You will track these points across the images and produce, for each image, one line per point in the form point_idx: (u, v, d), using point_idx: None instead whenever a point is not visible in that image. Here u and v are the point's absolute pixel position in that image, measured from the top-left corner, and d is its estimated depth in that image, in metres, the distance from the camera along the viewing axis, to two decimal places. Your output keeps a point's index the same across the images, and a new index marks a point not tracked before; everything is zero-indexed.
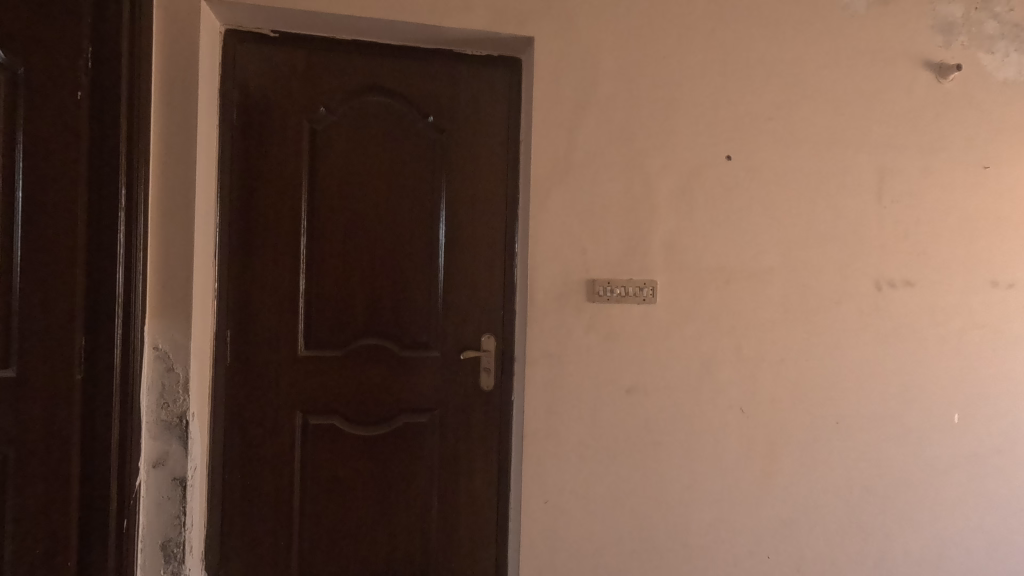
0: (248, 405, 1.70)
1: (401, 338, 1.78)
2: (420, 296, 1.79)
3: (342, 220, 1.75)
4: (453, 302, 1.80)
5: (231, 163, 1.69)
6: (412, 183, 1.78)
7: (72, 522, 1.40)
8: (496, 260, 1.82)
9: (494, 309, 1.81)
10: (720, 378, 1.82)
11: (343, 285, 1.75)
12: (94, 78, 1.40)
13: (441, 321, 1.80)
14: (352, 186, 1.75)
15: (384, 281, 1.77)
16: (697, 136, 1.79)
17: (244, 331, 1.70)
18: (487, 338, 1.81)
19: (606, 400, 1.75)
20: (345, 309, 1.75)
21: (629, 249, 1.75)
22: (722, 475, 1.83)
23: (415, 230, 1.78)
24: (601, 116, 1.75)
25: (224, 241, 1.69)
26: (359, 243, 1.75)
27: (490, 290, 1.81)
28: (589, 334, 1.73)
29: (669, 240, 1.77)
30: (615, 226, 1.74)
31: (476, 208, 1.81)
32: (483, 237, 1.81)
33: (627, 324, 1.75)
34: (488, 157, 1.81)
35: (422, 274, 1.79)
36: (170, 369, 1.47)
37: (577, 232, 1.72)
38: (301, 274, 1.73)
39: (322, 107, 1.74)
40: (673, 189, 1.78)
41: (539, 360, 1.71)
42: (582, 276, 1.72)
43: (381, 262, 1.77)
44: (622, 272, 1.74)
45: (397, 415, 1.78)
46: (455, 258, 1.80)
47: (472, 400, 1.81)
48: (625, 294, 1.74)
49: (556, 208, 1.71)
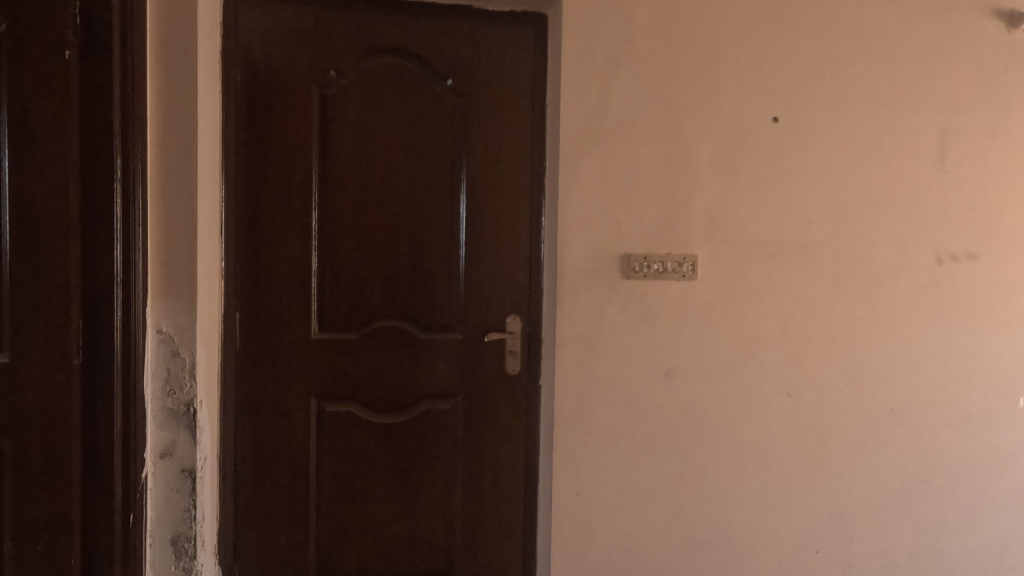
0: (261, 391, 1.60)
1: (421, 320, 1.66)
2: (441, 276, 1.66)
3: (356, 194, 1.62)
4: (477, 281, 1.67)
5: (237, 131, 1.57)
6: (430, 152, 1.65)
7: (76, 517, 1.31)
8: (522, 235, 1.68)
9: (520, 289, 1.69)
10: (766, 360, 1.68)
11: (358, 264, 1.63)
12: (85, 37, 1.27)
13: (463, 301, 1.67)
14: (367, 157, 1.62)
15: (402, 259, 1.65)
16: (742, 96, 1.63)
17: (255, 313, 1.59)
18: (513, 319, 1.68)
19: (642, 385, 1.62)
20: (361, 290, 1.64)
21: (667, 220, 1.60)
22: (767, 465, 1.70)
23: (434, 204, 1.65)
24: (637, 75, 1.59)
25: (231, 216, 1.58)
26: (375, 218, 1.63)
27: (515, 267, 1.68)
28: (624, 314, 1.59)
29: (711, 211, 1.63)
30: (653, 196, 1.60)
31: (500, 180, 1.67)
32: (508, 210, 1.68)
33: (666, 303, 1.61)
34: (512, 123, 1.67)
35: (442, 251, 1.66)
36: (176, 353, 1.39)
37: (612, 203, 1.58)
38: (314, 252, 1.62)
39: (332, 70, 1.60)
40: (715, 155, 1.62)
41: (570, 342, 1.58)
42: (617, 251, 1.58)
43: (398, 239, 1.64)
44: (659, 246, 1.60)
45: (417, 402, 1.67)
46: (478, 233, 1.67)
47: (498, 386, 1.69)
48: (663, 270, 1.60)
49: (588, 178, 1.57)
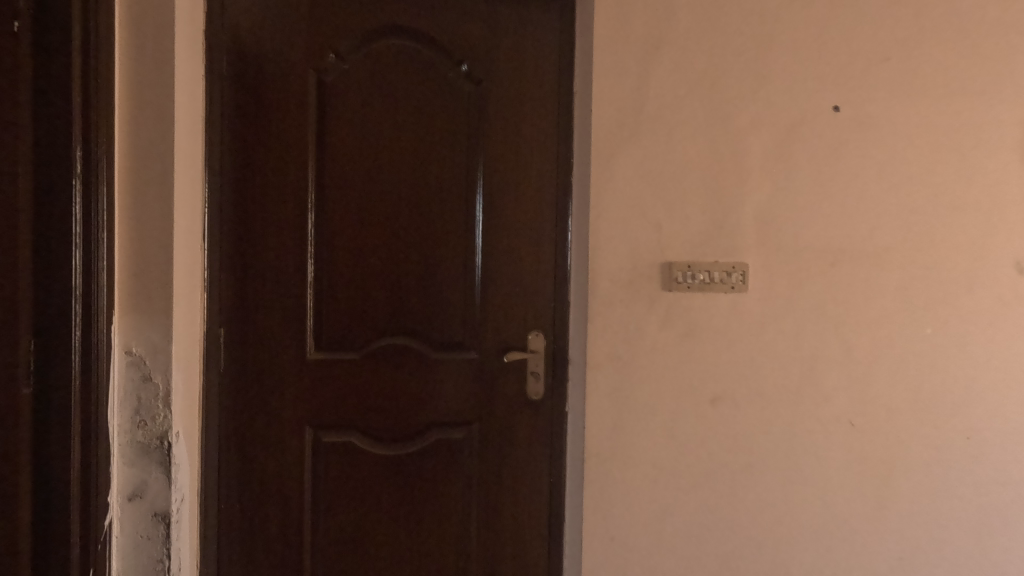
0: (249, 418, 1.41)
1: (432, 337, 1.46)
2: (454, 287, 1.46)
3: (358, 194, 1.43)
4: (495, 293, 1.47)
5: (223, 123, 1.38)
6: (442, 147, 1.45)
7: None
8: (546, 241, 1.48)
9: (544, 301, 1.48)
10: (826, 384, 1.46)
11: (360, 274, 1.43)
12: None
13: (479, 316, 1.47)
14: (370, 153, 1.43)
15: (410, 268, 1.45)
16: (797, 82, 1.43)
17: (243, 330, 1.40)
18: (535, 336, 1.48)
19: (685, 413, 1.41)
20: (363, 303, 1.44)
21: (713, 224, 1.40)
22: (826, 504, 1.48)
23: (447, 205, 1.46)
24: (678, 58, 1.39)
25: (216, 220, 1.38)
26: (380, 222, 1.44)
27: (539, 277, 1.48)
28: (665, 331, 1.39)
29: (764, 213, 1.42)
30: (698, 196, 1.39)
31: (522, 178, 1.47)
32: (531, 213, 1.47)
33: (712, 318, 1.41)
34: (535, 113, 1.47)
35: (456, 259, 1.46)
36: (147, 379, 1.20)
37: (651, 204, 1.38)
38: (309, 259, 1.42)
39: (331, 54, 1.41)
40: (767, 149, 1.42)
41: (603, 364, 1.38)
42: (656, 259, 1.38)
43: (406, 246, 1.45)
44: (705, 253, 1.40)
45: (427, 431, 1.46)
46: (496, 238, 1.47)
47: (519, 412, 1.49)
48: (709, 281, 1.39)
49: (624, 176, 1.37)
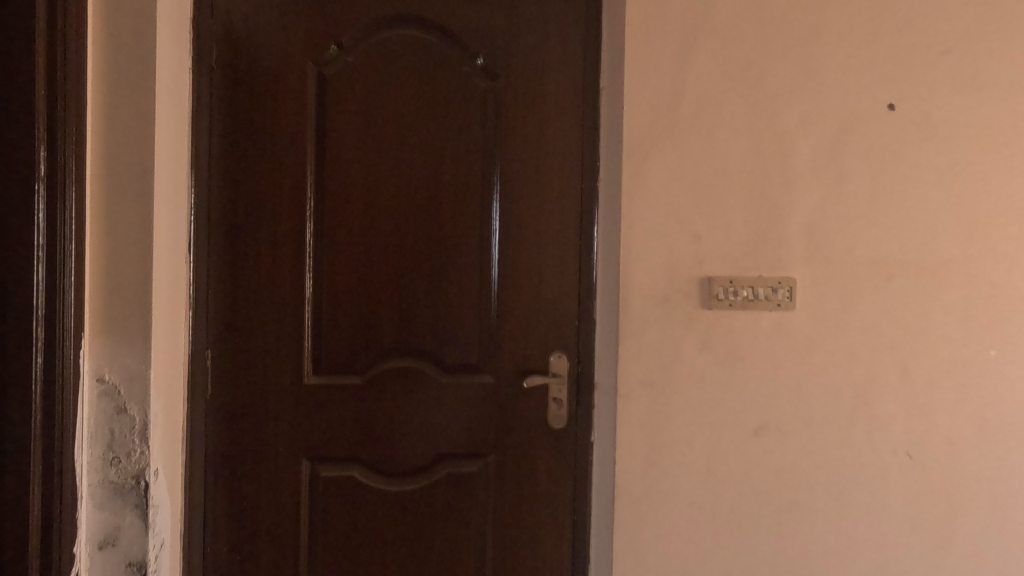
0: (239, 450, 1.26)
1: (442, 359, 1.32)
2: (468, 304, 1.32)
3: (361, 201, 1.29)
4: (514, 311, 1.33)
5: (211, 121, 1.24)
6: (455, 149, 1.31)
7: None
8: (569, 253, 1.34)
9: (567, 319, 1.34)
10: (881, 413, 1.31)
11: (364, 289, 1.29)
12: None
13: (495, 336, 1.33)
14: (375, 155, 1.29)
15: (419, 283, 1.31)
16: (849, 77, 1.29)
17: (232, 351, 1.25)
18: (558, 359, 1.34)
19: (726, 445, 1.26)
20: (367, 321, 1.29)
21: (758, 235, 1.25)
22: (881, 547, 1.32)
23: (460, 213, 1.31)
24: (718, 51, 1.26)
25: (203, 228, 1.24)
26: (386, 232, 1.29)
27: (561, 292, 1.34)
28: (704, 354, 1.24)
29: (813, 222, 1.27)
30: (740, 202, 1.25)
31: (543, 184, 1.33)
32: (553, 222, 1.33)
33: (757, 340, 1.26)
34: (557, 112, 1.33)
35: (470, 273, 1.32)
36: (122, 411, 1.05)
37: (690, 212, 1.24)
38: (308, 273, 1.28)
39: (332, 45, 1.28)
40: (817, 151, 1.28)
41: (634, 390, 1.24)
42: (694, 273, 1.24)
43: (415, 258, 1.30)
44: (748, 267, 1.25)
45: (438, 463, 1.32)
46: (514, 249, 1.33)
47: (539, 442, 1.34)
48: (754, 298, 1.25)
49: (658, 180, 1.23)
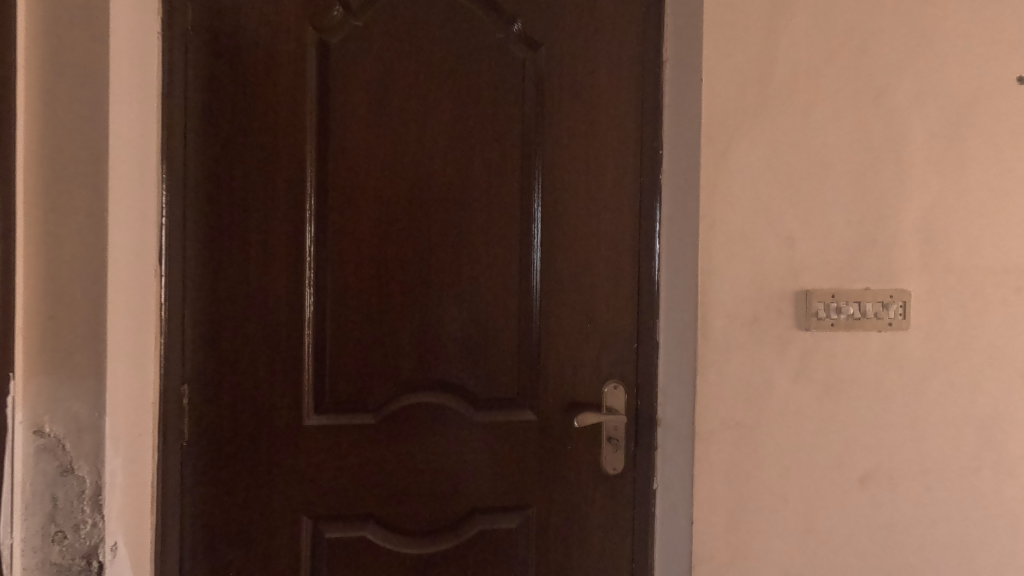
0: (222, 508, 1.02)
1: (473, 392, 1.08)
2: (504, 324, 1.08)
3: (375, 199, 1.04)
4: (559, 333, 1.09)
5: (188, 101, 1.00)
6: (488, 135, 1.07)
7: None
8: (626, 260, 1.10)
9: (623, 342, 1.10)
10: (1012, 456, 1.06)
11: (377, 308, 1.05)
12: None
13: (537, 364, 1.09)
14: (390, 142, 1.05)
15: (446, 300, 1.06)
16: (974, 42, 1.04)
17: (215, 386, 1.01)
18: (613, 390, 1.10)
19: (824, 498, 1.02)
20: (382, 347, 1.05)
21: (864, 238, 1.02)
22: None
23: (494, 213, 1.08)
24: (814, 11, 1.02)
25: (178, 234, 1.00)
26: (405, 237, 1.05)
27: (617, 308, 1.10)
28: (800, 385, 1.01)
29: (931, 222, 1.03)
30: (842, 198, 1.01)
31: (594, 177, 1.09)
32: (607, 223, 1.10)
33: (863, 367, 1.02)
34: (611, 89, 1.09)
35: (507, 287, 1.08)
36: (68, 471, 0.81)
37: (782, 210, 1.00)
38: (308, 289, 1.03)
39: (337, 6, 1.03)
40: (935, 134, 1.03)
41: (714, 432, 1.00)
42: (787, 286, 1.00)
43: (440, 270, 1.06)
44: (852, 277, 1.01)
45: (468, 519, 1.08)
46: (559, 257, 1.09)
47: (590, 491, 1.11)
48: (861, 315, 1.01)
49: (743, 171, 0.99)
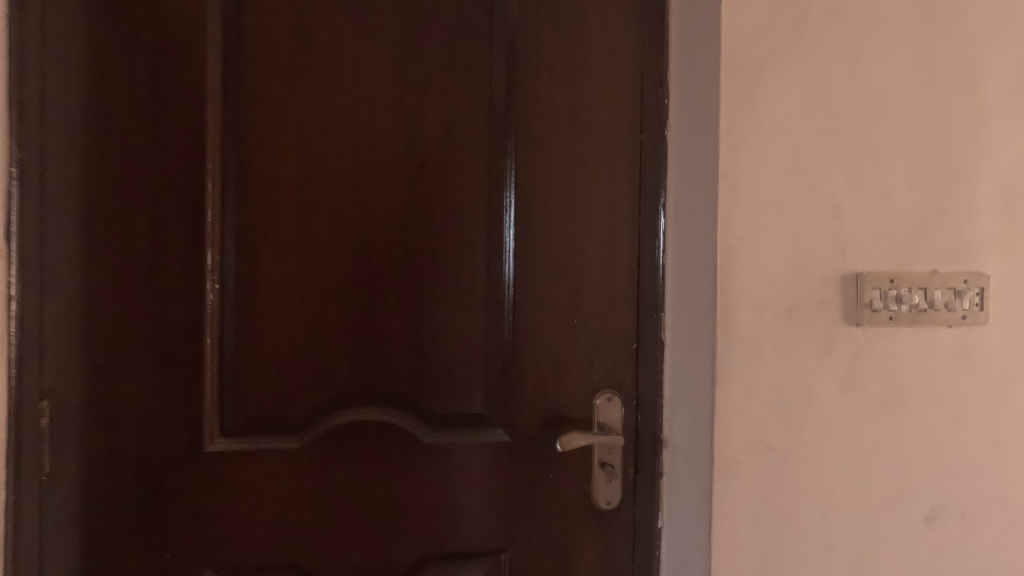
0: (101, 561, 0.78)
1: (428, 408, 0.84)
2: (469, 321, 0.85)
3: (297, 159, 0.81)
4: (538, 332, 0.86)
5: (46, 26, 0.75)
6: (445, 80, 0.84)
7: None
8: (622, 241, 0.88)
9: (619, 342, 0.88)
10: None
11: (301, 300, 0.81)
12: None
13: (509, 372, 0.86)
14: (318, 86, 0.81)
15: (391, 290, 0.83)
16: None
17: (87, 404, 0.77)
18: (607, 404, 0.87)
19: (880, 543, 0.79)
20: (308, 351, 0.81)
21: (932, 206, 0.78)
22: None
23: (455, 179, 0.84)
24: None
25: (36, 203, 0.75)
26: (339, 209, 0.82)
27: (611, 300, 0.88)
28: (850, 398, 0.77)
29: (1015, 186, 0.80)
30: (902, 155, 0.78)
31: (582, 135, 0.87)
32: (598, 194, 0.87)
33: (930, 374, 0.79)
34: (601, 25, 0.87)
35: (471, 273, 0.85)
36: None
37: (825, 170, 0.77)
38: (210, 276, 0.79)
39: None
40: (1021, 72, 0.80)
41: (739, 461, 0.76)
42: (832, 269, 0.77)
43: (384, 252, 0.83)
44: (916, 257, 0.78)
45: (423, 567, 0.86)
46: (538, 235, 0.86)
47: (578, 530, 0.88)
48: (927, 306, 0.78)
49: (774, 120, 0.76)
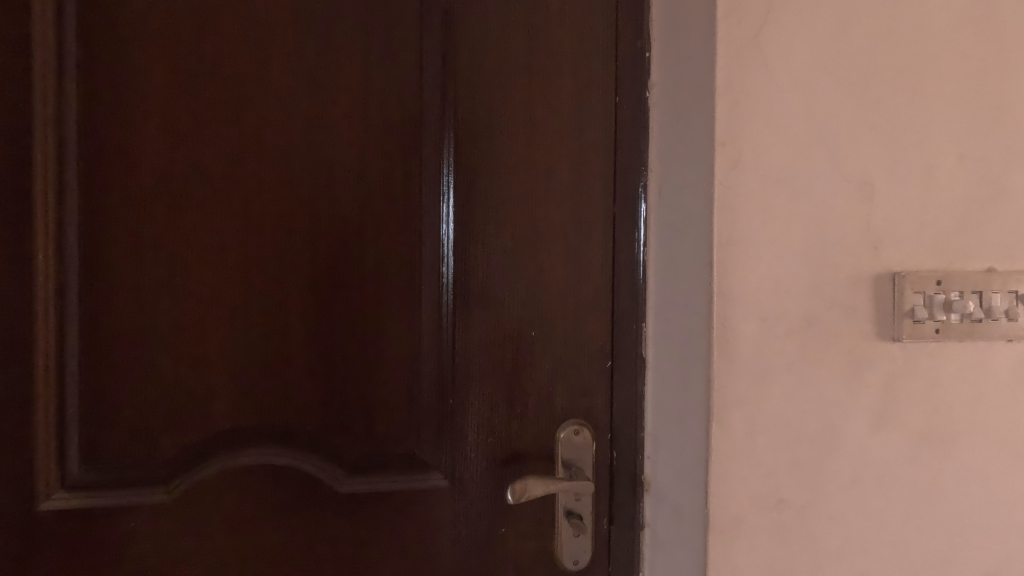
0: None
1: (341, 447, 0.66)
2: (395, 335, 0.66)
3: (159, 125, 0.61)
4: (485, 349, 0.68)
5: None
6: (360, 23, 0.65)
7: None
8: (592, 233, 0.70)
9: (588, 361, 0.70)
10: None
11: (168, 310, 0.62)
12: None
13: (449, 400, 0.67)
14: (188, 29, 0.61)
15: (291, 296, 0.64)
16: None
17: None
18: (573, 439, 0.69)
19: None
20: (180, 377, 0.62)
21: (987, 186, 0.61)
22: None
23: (373, 152, 0.65)
24: None
25: None
26: (216, 190, 0.62)
27: (578, 307, 0.70)
28: (885, 435, 0.59)
29: None
30: (950, 119, 0.60)
31: (540, 98, 0.68)
32: (561, 172, 0.69)
33: (987, 402, 0.61)
34: None
35: (397, 274, 0.66)
36: None
37: (852, 137, 0.58)
38: (41, 279, 0.59)
39: None
40: None
41: (744, 520, 0.58)
42: (864, 268, 0.59)
43: (279, 247, 0.64)
44: (969, 252, 0.60)
45: None
46: (485, 225, 0.67)
47: None
48: (984, 316, 0.60)
49: (788, 70, 0.57)
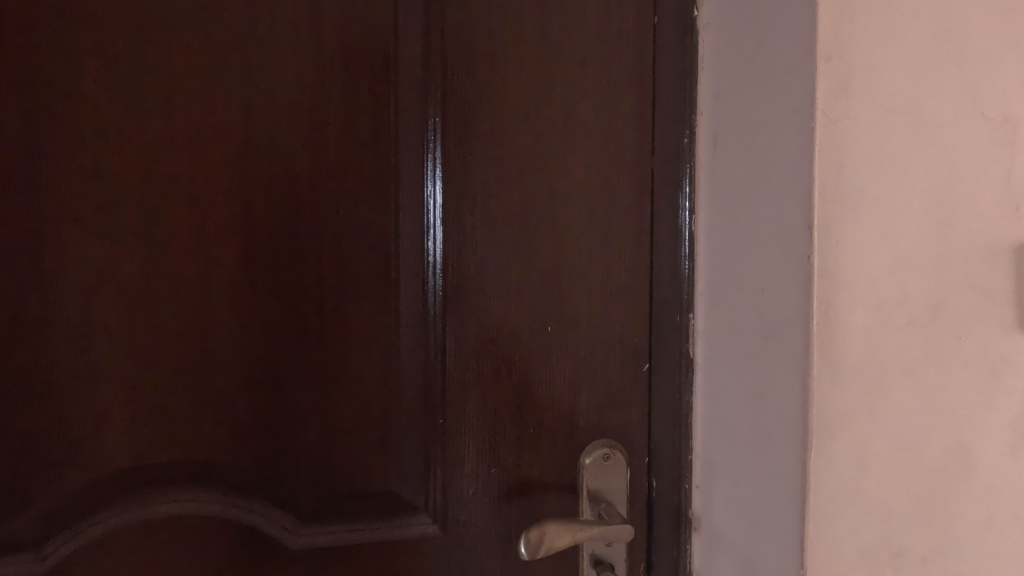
0: None
1: (292, 487, 0.48)
2: (364, 335, 0.49)
3: (17, 39, 0.43)
4: (486, 350, 0.51)
5: None
6: None
7: None
8: (626, 196, 0.53)
9: (620, 364, 0.53)
10: None
11: (38, 304, 0.44)
12: None
13: (438, 420, 0.50)
14: None
15: (216, 283, 0.46)
16: None
17: None
18: (602, 466, 0.53)
19: None
20: (56, 397, 0.44)
21: None
22: None
23: (330, 83, 0.47)
24: None
25: None
26: (105, 133, 0.44)
27: (608, 294, 0.53)
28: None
29: None
30: None
31: (554, 14, 0.51)
32: (584, 116, 0.52)
33: None
34: None
35: (366, 251, 0.49)
36: None
37: (991, 56, 0.43)
38: None
39: None
40: None
41: None
42: (1004, 237, 0.43)
43: (199, 214, 0.46)
44: None
45: None
46: (485, 186, 0.50)
47: None
48: None
49: None
